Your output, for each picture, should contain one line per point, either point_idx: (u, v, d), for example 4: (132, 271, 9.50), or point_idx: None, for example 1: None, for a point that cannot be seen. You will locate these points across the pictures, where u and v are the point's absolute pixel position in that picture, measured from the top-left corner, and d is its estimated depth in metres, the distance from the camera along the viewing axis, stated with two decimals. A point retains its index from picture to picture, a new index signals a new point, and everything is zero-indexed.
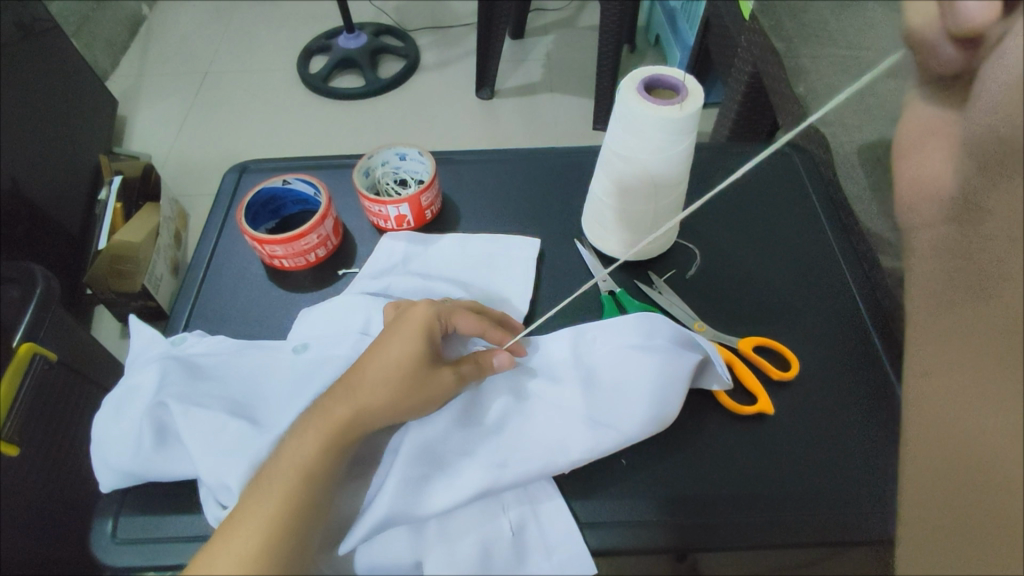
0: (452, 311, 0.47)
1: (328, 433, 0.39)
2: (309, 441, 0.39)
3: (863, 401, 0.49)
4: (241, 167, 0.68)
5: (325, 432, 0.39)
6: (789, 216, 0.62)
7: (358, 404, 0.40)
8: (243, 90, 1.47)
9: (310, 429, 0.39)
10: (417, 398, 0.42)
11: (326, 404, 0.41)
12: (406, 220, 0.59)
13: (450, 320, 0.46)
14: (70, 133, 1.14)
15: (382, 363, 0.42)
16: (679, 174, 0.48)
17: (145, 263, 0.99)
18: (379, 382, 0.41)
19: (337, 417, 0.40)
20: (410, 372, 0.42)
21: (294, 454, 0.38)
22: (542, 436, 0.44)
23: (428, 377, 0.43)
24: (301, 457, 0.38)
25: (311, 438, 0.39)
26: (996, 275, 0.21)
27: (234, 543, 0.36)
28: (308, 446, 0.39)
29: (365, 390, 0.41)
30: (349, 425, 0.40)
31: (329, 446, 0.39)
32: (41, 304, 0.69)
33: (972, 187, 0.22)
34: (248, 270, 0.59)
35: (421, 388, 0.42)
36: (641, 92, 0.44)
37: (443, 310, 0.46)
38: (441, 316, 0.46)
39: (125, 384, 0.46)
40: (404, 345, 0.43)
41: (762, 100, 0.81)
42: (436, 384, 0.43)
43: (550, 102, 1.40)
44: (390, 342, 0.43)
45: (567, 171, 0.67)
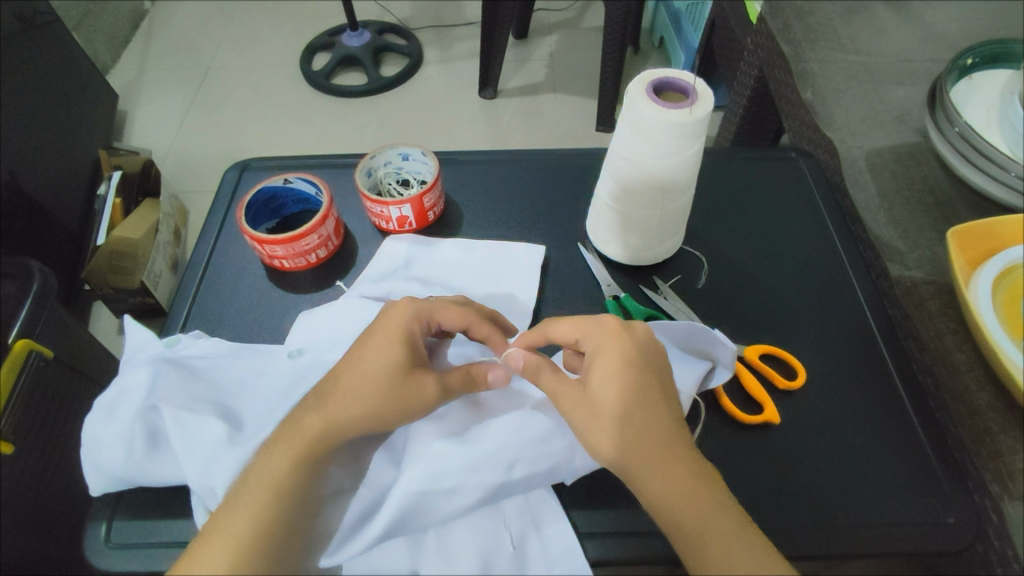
0: (433, 308, 0.44)
1: (300, 447, 0.38)
2: (279, 458, 0.38)
3: (868, 412, 0.48)
4: (243, 164, 0.67)
5: (293, 450, 0.38)
6: (795, 223, 0.61)
7: (327, 416, 0.39)
8: (244, 87, 1.46)
9: (276, 447, 0.38)
10: (394, 407, 0.40)
11: (296, 418, 0.39)
12: (409, 221, 0.58)
13: (432, 319, 0.44)
14: (70, 128, 1.13)
15: (357, 370, 0.41)
16: (687, 178, 0.47)
17: (144, 259, 0.98)
18: (353, 388, 0.40)
19: (310, 433, 0.38)
20: (385, 377, 0.40)
21: (263, 471, 0.37)
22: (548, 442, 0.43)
23: (406, 380, 0.41)
24: (269, 473, 0.37)
25: (280, 455, 0.38)
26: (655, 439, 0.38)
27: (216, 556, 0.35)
28: (279, 463, 0.37)
29: (336, 403, 0.39)
30: (320, 441, 0.38)
31: (298, 465, 0.37)
32: (38, 301, 0.68)
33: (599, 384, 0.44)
34: (247, 270, 0.58)
35: (401, 392, 0.40)
36: (650, 95, 0.43)
37: (422, 309, 0.44)
38: (420, 316, 0.43)
39: (115, 388, 0.45)
40: (382, 351, 0.41)
41: (768, 107, 0.80)
42: (417, 386, 0.41)
43: (553, 103, 1.39)
44: (367, 347, 0.42)
45: (571, 174, 0.66)
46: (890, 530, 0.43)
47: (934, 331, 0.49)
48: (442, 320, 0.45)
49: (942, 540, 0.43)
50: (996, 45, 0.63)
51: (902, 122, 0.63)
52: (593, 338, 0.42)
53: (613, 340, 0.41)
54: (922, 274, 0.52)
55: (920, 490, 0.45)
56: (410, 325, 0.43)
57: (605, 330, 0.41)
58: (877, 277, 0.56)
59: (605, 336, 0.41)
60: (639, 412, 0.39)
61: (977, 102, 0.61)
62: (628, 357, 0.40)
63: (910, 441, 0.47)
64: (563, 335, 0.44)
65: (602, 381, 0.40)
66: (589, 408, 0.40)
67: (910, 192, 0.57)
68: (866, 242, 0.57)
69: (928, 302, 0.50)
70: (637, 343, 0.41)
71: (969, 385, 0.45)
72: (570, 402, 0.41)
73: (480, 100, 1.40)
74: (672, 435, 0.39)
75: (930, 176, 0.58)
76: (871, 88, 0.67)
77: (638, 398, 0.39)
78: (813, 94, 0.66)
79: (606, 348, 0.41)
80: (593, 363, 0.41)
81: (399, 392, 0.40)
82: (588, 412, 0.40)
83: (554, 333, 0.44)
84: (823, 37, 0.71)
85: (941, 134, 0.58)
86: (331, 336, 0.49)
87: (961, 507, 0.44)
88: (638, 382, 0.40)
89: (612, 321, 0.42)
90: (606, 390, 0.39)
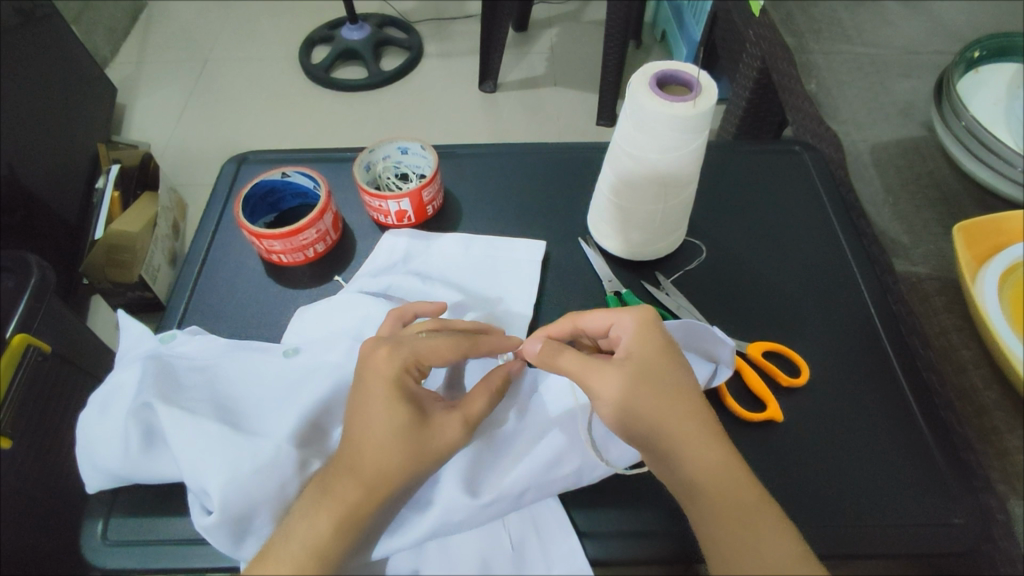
0: (419, 350, 0.42)
1: (341, 514, 0.37)
2: (320, 521, 0.36)
3: (872, 409, 0.48)
4: (239, 158, 0.66)
5: (334, 513, 0.37)
6: (799, 219, 0.60)
7: (361, 480, 0.38)
8: (243, 80, 1.45)
9: (318, 510, 0.37)
10: (425, 464, 0.40)
11: (329, 483, 0.38)
12: (407, 215, 0.58)
13: (422, 362, 0.43)
14: (69, 121, 1.12)
15: (371, 432, 0.39)
16: (689, 173, 0.47)
17: (142, 254, 0.98)
18: (373, 452, 0.39)
19: (347, 498, 0.37)
20: (405, 442, 0.39)
21: (305, 534, 0.36)
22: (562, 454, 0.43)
23: (426, 439, 0.40)
24: (312, 536, 0.36)
25: (324, 521, 0.36)
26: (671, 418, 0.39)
27: None
28: (323, 529, 0.36)
29: (367, 465, 0.38)
30: (360, 505, 0.37)
31: (343, 527, 0.37)
32: (36, 295, 0.67)
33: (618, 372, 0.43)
34: (245, 265, 0.58)
35: (427, 451, 0.40)
36: (653, 89, 0.43)
37: (409, 357, 0.42)
38: (409, 365, 0.42)
39: (109, 384, 0.44)
40: (389, 411, 0.40)
41: (771, 101, 0.78)
42: (441, 443, 0.40)
43: (554, 97, 1.38)
44: (370, 406, 0.40)
45: (572, 168, 0.65)
46: (893, 529, 0.43)
47: (939, 327, 0.49)
48: (435, 359, 0.43)
49: (946, 540, 0.43)
50: (1003, 36, 0.62)
51: (907, 117, 0.62)
52: (633, 324, 0.42)
53: (652, 329, 0.42)
54: (928, 269, 0.52)
55: (923, 488, 0.44)
56: (403, 380, 0.41)
57: (643, 317, 0.42)
58: (882, 273, 0.55)
59: (642, 324, 0.42)
60: (668, 386, 0.40)
61: (983, 95, 0.60)
62: (665, 345, 0.42)
63: (913, 439, 0.46)
64: (600, 322, 0.43)
65: (642, 360, 0.41)
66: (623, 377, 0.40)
67: (916, 187, 0.57)
68: (869, 237, 0.57)
69: (933, 297, 0.50)
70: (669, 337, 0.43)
71: (975, 382, 0.46)
72: (609, 374, 0.40)
73: (480, 94, 1.39)
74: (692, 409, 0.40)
75: (935, 172, 0.58)
76: (876, 82, 0.66)
77: (670, 376, 0.40)
78: (818, 85, 0.66)
79: (646, 333, 0.42)
80: (633, 346, 0.41)
81: (425, 452, 0.40)
82: (625, 381, 0.40)
83: (584, 322, 0.44)
84: (828, 30, 0.70)
85: (946, 128, 0.57)
86: (328, 334, 0.49)
87: (963, 506, 0.44)
88: (671, 364, 0.41)
89: (649, 313, 0.43)
90: (646, 366, 0.40)
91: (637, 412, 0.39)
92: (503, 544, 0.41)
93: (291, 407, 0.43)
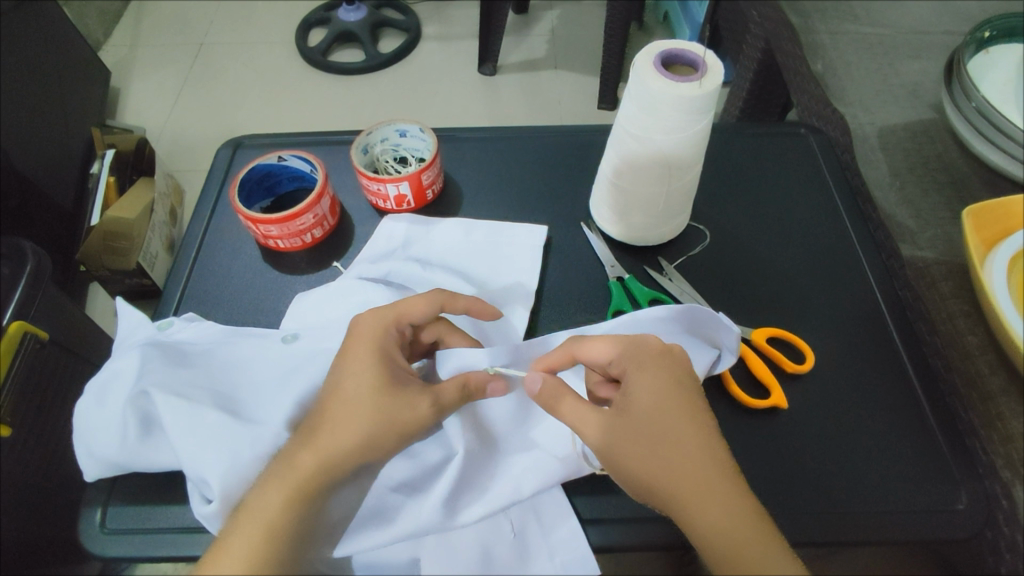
0: (402, 307, 0.43)
1: (293, 484, 0.36)
2: (272, 494, 0.36)
3: (877, 395, 0.47)
4: (235, 141, 0.65)
5: (288, 484, 0.36)
6: (805, 203, 0.59)
7: (320, 448, 0.37)
8: (239, 63, 1.43)
9: (271, 482, 0.36)
10: (391, 434, 0.39)
11: (290, 452, 0.37)
12: (406, 200, 0.57)
13: (403, 320, 0.43)
14: (64, 105, 1.11)
15: (343, 398, 0.39)
16: (694, 156, 0.46)
17: (139, 241, 0.97)
18: (342, 421, 0.38)
19: (302, 467, 0.36)
20: (373, 406, 0.38)
21: (257, 508, 0.35)
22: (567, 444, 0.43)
23: (397, 406, 0.39)
24: (263, 510, 0.35)
25: (274, 490, 0.36)
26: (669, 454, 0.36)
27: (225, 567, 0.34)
28: (272, 500, 0.36)
29: (326, 435, 0.38)
30: (316, 472, 0.37)
31: (294, 499, 0.36)
32: (33, 282, 0.67)
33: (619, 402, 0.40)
34: (242, 251, 0.57)
35: (394, 417, 0.39)
36: (657, 67, 0.42)
37: (391, 316, 0.42)
38: (392, 324, 0.42)
39: (105, 372, 0.44)
40: (365, 374, 0.39)
41: (776, 83, 0.76)
42: (411, 414, 0.39)
43: (554, 80, 1.36)
44: (349, 372, 0.40)
45: (573, 151, 0.64)
46: (897, 517, 0.43)
47: (947, 312, 0.48)
48: (414, 316, 0.43)
49: (950, 526, 0.42)
50: (1013, 16, 0.60)
51: (917, 98, 0.61)
52: (631, 358, 0.39)
53: (654, 362, 0.39)
54: (934, 254, 0.51)
55: (926, 474, 0.44)
56: (382, 341, 0.41)
57: (643, 350, 0.39)
58: (888, 257, 0.54)
59: (637, 361, 0.39)
60: (670, 419, 0.37)
61: (994, 75, 0.59)
62: (668, 379, 0.38)
63: (917, 425, 0.46)
64: (597, 353, 0.41)
65: (635, 396, 0.38)
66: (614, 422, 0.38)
67: (925, 170, 0.57)
68: (875, 222, 0.56)
69: (940, 283, 0.50)
70: (676, 368, 0.39)
71: (982, 369, 0.45)
72: (606, 422, 0.38)
73: (479, 77, 1.37)
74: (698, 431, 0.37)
75: (943, 154, 0.57)
76: (884, 63, 0.65)
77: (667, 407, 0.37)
78: (824, 66, 0.65)
79: (647, 369, 0.39)
80: (630, 383, 0.39)
81: (392, 419, 0.39)
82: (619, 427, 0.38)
83: (582, 353, 0.41)
84: (836, 9, 0.69)
85: (957, 110, 0.56)
86: (326, 321, 0.49)
87: (966, 492, 0.43)
88: (673, 396, 0.38)
89: (649, 344, 0.40)
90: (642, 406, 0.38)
91: (623, 449, 0.37)
92: (505, 531, 0.41)
93: (291, 392, 0.43)
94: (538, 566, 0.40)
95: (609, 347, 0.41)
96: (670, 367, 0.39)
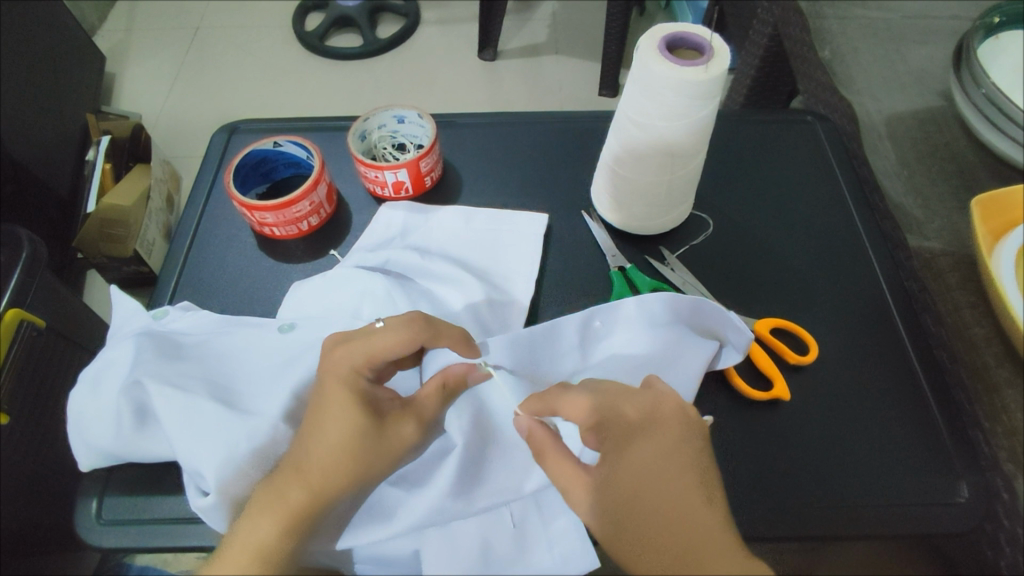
0: (373, 346, 0.40)
1: (286, 516, 0.36)
2: (266, 524, 0.36)
3: (882, 388, 0.47)
4: (231, 127, 0.64)
5: (281, 516, 0.36)
6: (810, 192, 0.58)
7: (310, 483, 0.37)
8: (235, 47, 1.41)
9: (262, 512, 0.36)
10: (380, 463, 0.39)
11: (280, 484, 0.37)
12: (404, 187, 0.56)
13: (375, 358, 0.40)
14: (58, 89, 1.09)
15: (320, 441, 0.38)
16: (698, 143, 0.45)
17: (135, 228, 0.95)
18: (324, 461, 0.37)
19: (292, 499, 0.36)
20: (353, 445, 0.38)
21: (248, 538, 0.35)
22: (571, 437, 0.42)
23: (380, 445, 0.39)
24: (257, 541, 0.35)
25: (266, 521, 0.36)
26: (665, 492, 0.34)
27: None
28: (263, 531, 0.36)
29: (313, 467, 0.37)
30: (308, 507, 0.37)
31: (290, 531, 0.36)
32: (29, 269, 0.66)
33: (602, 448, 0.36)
34: (238, 238, 0.56)
35: (380, 450, 0.39)
36: (661, 51, 0.41)
37: (359, 356, 0.40)
38: (360, 366, 0.40)
39: (100, 361, 0.43)
40: (341, 418, 0.38)
41: (781, 69, 0.75)
42: (397, 441, 0.39)
43: (555, 66, 1.34)
44: (326, 415, 0.38)
45: (574, 138, 0.63)
46: (898, 509, 0.42)
47: (952, 305, 0.48)
48: (389, 354, 0.40)
49: (952, 519, 0.42)
50: None
51: (925, 85, 0.60)
52: (613, 432, 0.36)
53: (643, 436, 0.36)
54: (940, 245, 0.50)
55: (930, 467, 0.44)
56: (357, 383, 0.40)
57: (626, 420, 0.36)
58: (895, 248, 0.54)
59: (621, 436, 0.36)
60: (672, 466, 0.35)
61: (1004, 62, 0.57)
62: (664, 450, 0.35)
63: (920, 417, 0.46)
64: (574, 414, 0.37)
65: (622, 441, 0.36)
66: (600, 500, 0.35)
67: (933, 160, 0.55)
68: (885, 213, 0.55)
69: (946, 274, 0.49)
70: (676, 434, 0.36)
71: (988, 361, 0.44)
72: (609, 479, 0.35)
73: (479, 63, 1.35)
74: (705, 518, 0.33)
75: (952, 142, 0.56)
76: (892, 49, 0.63)
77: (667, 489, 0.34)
78: (831, 52, 0.64)
79: (635, 441, 0.36)
80: (617, 458, 0.36)
81: (379, 453, 0.39)
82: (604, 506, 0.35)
83: (565, 405, 0.38)
84: None
85: (966, 97, 0.55)
86: (323, 311, 0.48)
87: (968, 483, 0.43)
88: (674, 470, 0.35)
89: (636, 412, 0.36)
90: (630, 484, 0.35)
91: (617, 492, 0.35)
92: (505, 522, 0.41)
93: (289, 383, 0.42)
94: (537, 557, 0.40)
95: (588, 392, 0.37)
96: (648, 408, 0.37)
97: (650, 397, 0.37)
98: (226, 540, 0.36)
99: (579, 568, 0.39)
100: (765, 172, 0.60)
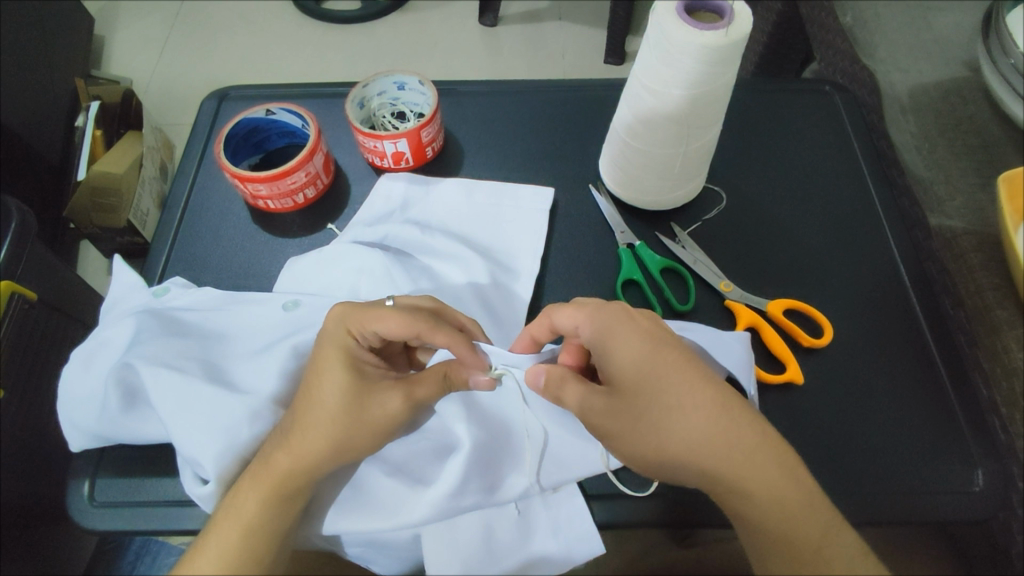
0: (365, 315, 0.38)
1: (269, 484, 0.35)
2: (248, 496, 0.35)
3: (896, 371, 0.45)
4: (221, 94, 0.61)
5: (264, 487, 0.35)
6: (828, 166, 0.56)
7: (297, 450, 0.36)
8: (229, 9, 1.36)
9: (248, 483, 0.35)
10: (361, 435, 0.37)
11: (267, 452, 0.36)
12: (404, 157, 0.53)
13: (367, 327, 0.38)
14: (47, 51, 1.05)
15: (316, 404, 0.37)
16: (716, 111, 0.42)
17: (128, 197, 0.92)
18: (315, 425, 0.36)
19: (277, 469, 0.35)
20: (341, 410, 0.37)
21: (239, 513, 0.35)
22: (573, 446, 0.41)
23: (364, 420, 0.37)
24: (246, 514, 0.35)
25: (251, 491, 0.35)
26: (660, 388, 0.34)
27: (213, 550, 0.34)
28: (248, 501, 0.35)
29: (299, 435, 0.36)
30: (291, 476, 0.36)
31: (272, 502, 0.35)
32: (18, 240, 0.63)
33: (594, 347, 0.37)
34: (231, 211, 0.54)
35: (365, 420, 0.37)
36: (680, 13, 0.38)
37: (352, 321, 0.38)
38: (353, 330, 0.39)
39: (93, 339, 0.42)
40: (333, 378, 0.37)
41: (797, 37, 0.71)
42: (379, 412, 0.37)
43: (559, 31, 1.29)
44: (318, 376, 0.38)
45: (582, 107, 0.60)
46: (912, 496, 0.41)
47: (974, 286, 0.46)
48: (379, 328, 0.38)
49: (965, 506, 0.41)
50: None
51: (951, 54, 0.57)
52: (597, 326, 0.37)
53: (625, 324, 0.36)
54: (963, 224, 0.49)
55: (945, 453, 0.43)
56: (349, 346, 0.38)
57: (609, 318, 0.37)
58: (914, 225, 0.52)
59: (601, 336, 0.37)
60: (668, 360, 0.35)
61: None
62: (652, 350, 0.35)
63: (938, 403, 0.44)
64: (566, 317, 0.38)
65: (615, 348, 0.36)
66: (587, 401, 0.37)
67: (957, 133, 0.53)
68: (905, 191, 0.53)
69: (969, 254, 0.47)
70: (650, 331, 0.36)
71: (1010, 345, 0.43)
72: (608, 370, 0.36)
73: (479, 28, 1.30)
74: (712, 393, 0.34)
75: (977, 117, 0.53)
76: (918, 15, 0.60)
77: (672, 377, 0.34)
78: (854, 18, 0.61)
79: (621, 337, 0.36)
80: (608, 352, 0.36)
81: (360, 420, 0.37)
82: (602, 412, 0.36)
83: (557, 319, 0.38)
84: None
85: (993, 66, 0.52)
86: (323, 289, 0.47)
87: (984, 471, 0.42)
88: (675, 364, 0.35)
89: (609, 312, 0.37)
90: (630, 375, 0.35)
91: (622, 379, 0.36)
92: (509, 512, 0.41)
93: (279, 359, 0.41)
94: (541, 546, 0.40)
95: (580, 311, 0.38)
96: (617, 319, 0.36)
97: (625, 311, 0.37)
98: (215, 516, 0.35)
99: (585, 556, 0.40)
100: (780, 144, 0.57)
